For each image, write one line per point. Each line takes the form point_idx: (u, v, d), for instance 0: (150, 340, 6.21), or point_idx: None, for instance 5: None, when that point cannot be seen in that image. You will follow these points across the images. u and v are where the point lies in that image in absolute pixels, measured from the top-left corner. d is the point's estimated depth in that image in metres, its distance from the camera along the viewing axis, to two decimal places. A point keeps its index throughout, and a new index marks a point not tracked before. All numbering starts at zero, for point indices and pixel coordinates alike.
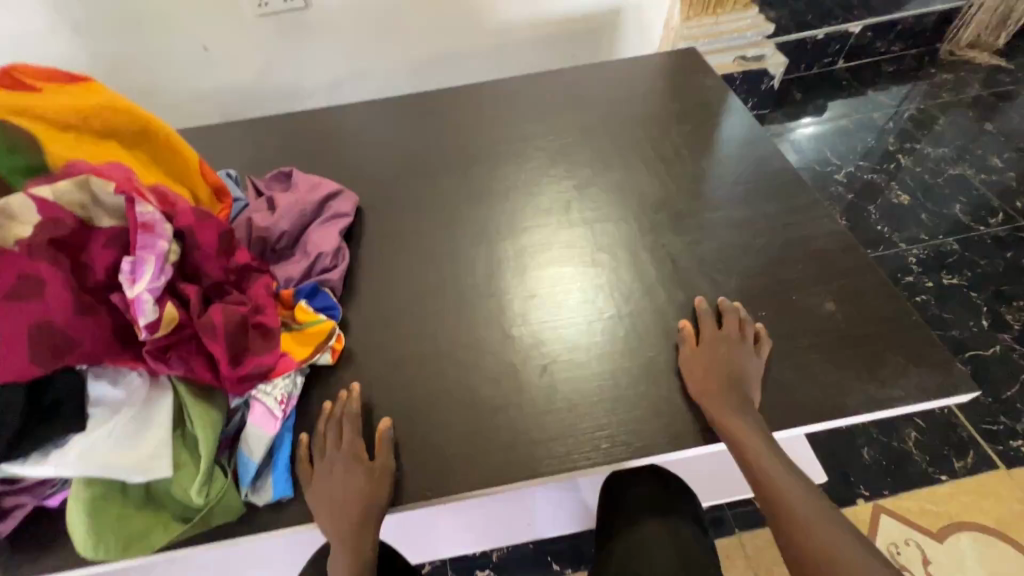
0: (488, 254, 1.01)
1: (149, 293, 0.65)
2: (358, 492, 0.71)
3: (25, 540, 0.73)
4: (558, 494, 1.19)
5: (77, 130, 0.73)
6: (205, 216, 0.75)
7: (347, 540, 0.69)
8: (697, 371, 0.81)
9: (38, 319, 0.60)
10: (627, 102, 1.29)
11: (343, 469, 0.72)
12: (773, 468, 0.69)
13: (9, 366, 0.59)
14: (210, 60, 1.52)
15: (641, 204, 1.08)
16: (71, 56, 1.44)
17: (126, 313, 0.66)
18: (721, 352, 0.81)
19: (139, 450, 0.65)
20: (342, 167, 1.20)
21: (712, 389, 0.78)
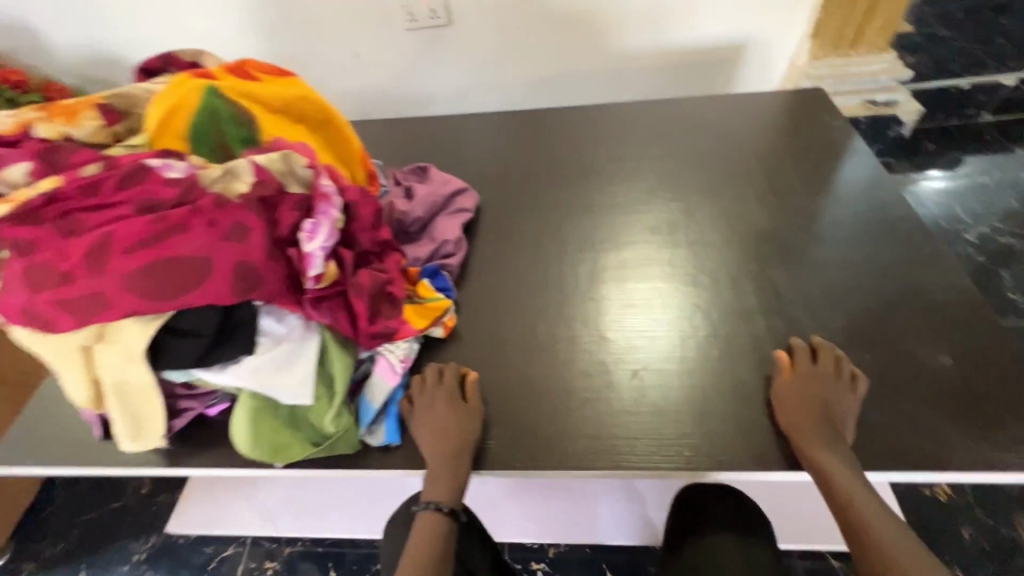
0: (591, 262, 1.08)
1: (321, 250, 0.78)
2: (456, 425, 0.82)
3: (188, 438, 0.90)
4: (623, 504, 1.23)
5: (282, 113, 0.89)
6: (366, 196, 0.89)
7: (443, 464, 0.79)
8: (791, 403, 0.80)
9: (241, 258, 0.73)
10: (743, 135, 1.32)
11: (445, 404, 0.84)
12: (868, 512, 0.67)
13: (213, 291, 0.72)
14: (361, 65, 1.74)
15: (748, 233, 1.10)
16: (254, 54, 1.71)
17: (298, 265, 0.80)
18: (814, 388, 0.80)
19: (292, 378, 0.79)
20: (465, 168, 1.33)
21: (802, 424, 0.78)
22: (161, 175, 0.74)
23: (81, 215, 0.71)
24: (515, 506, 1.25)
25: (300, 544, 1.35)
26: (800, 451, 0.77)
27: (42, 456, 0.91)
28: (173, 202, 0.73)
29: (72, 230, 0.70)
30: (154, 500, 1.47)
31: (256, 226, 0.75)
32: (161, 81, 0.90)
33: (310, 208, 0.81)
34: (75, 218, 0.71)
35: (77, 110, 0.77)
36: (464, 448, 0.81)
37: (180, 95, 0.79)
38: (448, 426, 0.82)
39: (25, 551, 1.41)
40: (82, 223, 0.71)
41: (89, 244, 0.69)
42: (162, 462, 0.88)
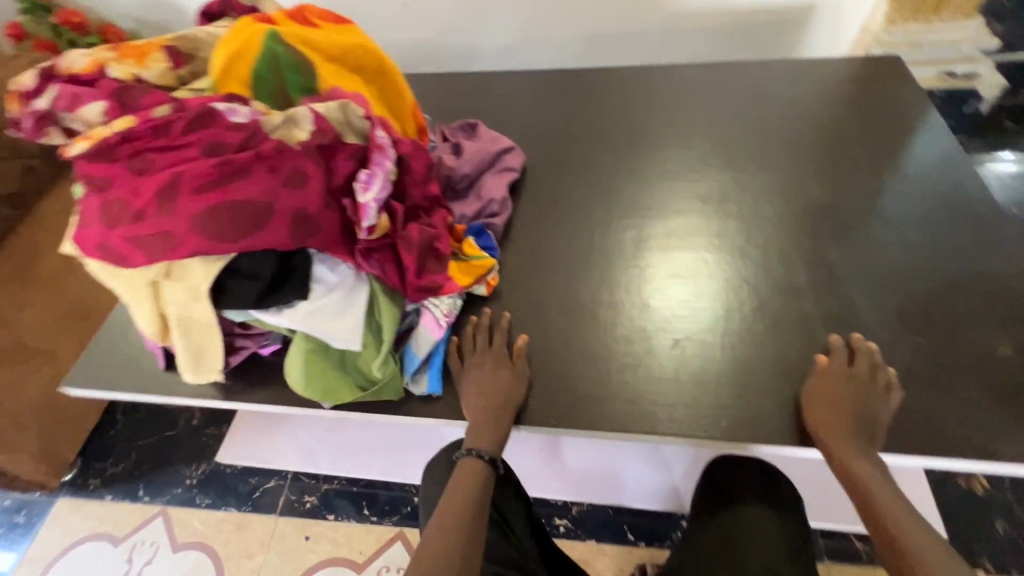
0: (637, 228, 1.06)
1: (375, 202, 0.79)
2: (503, 384, 0.85)
3: (241, 374, 0.95)
4: (648, 470, 1.26)
5: (338, 61, 0.89)
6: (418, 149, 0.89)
7: (486, 419, 0.82)
8: (822, 404, 0.78)
9: (300, 205, 0.76)
10: (806, 103, 1.25)
11: (493, 364, 0.87)
12: (907, 524, 0.64)
13: (273, 236, 0.75)
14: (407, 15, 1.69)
15: (804, 207, 1.05)
16: None
17: (352, 215, 0.81)
18: (848, 391, 0.78)
19: (343, 324, 0.82)
20: (512, 127, 1.30)
21: (834, 426, 0.76)
22: (226, 118, 0.75)
23: (153, 154, 0.74)
24: (545, 466, 1.29)
25: (337, 481, 1.43)
26: (830, 456, 0.74)
27: (110, 382, 0.99)
28: (237, 147, 0.74)
29: (146, 169, 0.74)
30: (202, 432, 1.57)
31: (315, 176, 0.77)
32: (222, 25, 0.90)
33: (364, 160, 0.82)
34: (147, 158, 0.74)
35: (147, 52, 0.80)
36: (508, 407, 0.84)
37: (242, 39, 0.80)
38: (497, 386, 0.85)
39: (90, 468, 1.54)
40: (154, 163, 0.74)
41: (160, 184, 0.72)
42: (219, 395, 0.93)
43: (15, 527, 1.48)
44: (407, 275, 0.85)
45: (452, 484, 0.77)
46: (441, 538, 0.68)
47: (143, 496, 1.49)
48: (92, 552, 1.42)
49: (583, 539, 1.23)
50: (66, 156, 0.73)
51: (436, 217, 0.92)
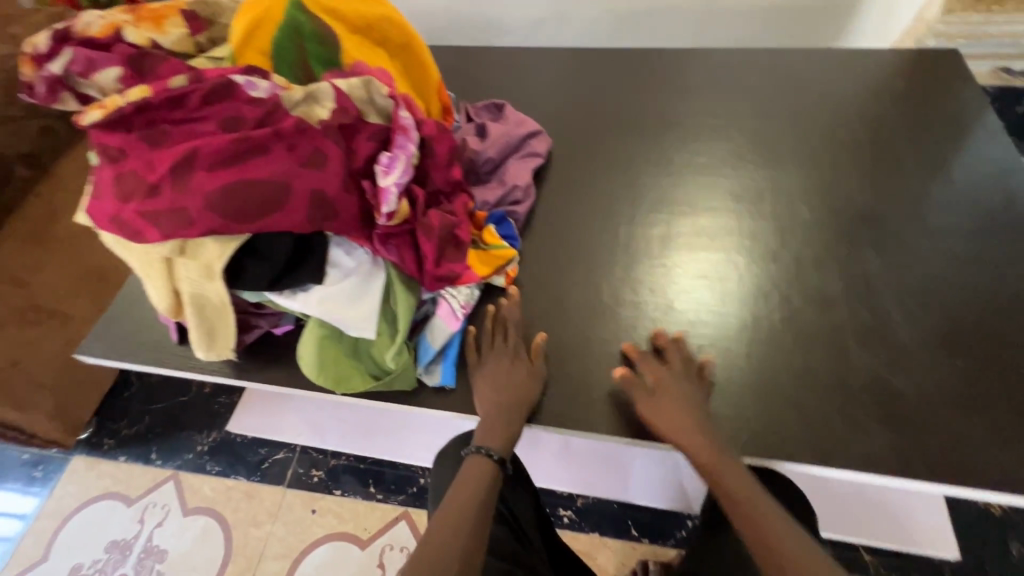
0: (665, 224, 1.02)
1: (395, 186, 0.76)
2: (518, 384, 0.83)
3: (254, 353, 0.94)
4: (658, 468, 1.25)
5: (363, 34, 0.84)
6: (442, 131, 0.85)
7: (497, 418, 0.80)
8: (665, 411, 0.77)
9: (318, 187, 0.73)
10: (854, 98, 1.17)
11: (509, 362, 0.85)
12: (779, 536, 0.64)
13: (289, 219, 0.72)
14: None
15: (844, 212, 1.00)
16: None
17: (370, 200, 0.78)
18: (681, 393, 0.78)
19: (358, 311, 0.80)
20: (539, 109, 1.25)
21: (680, 431, 0.75)
22: (245, 92, 0.72)
23: (171, 128, 0.71)
24: (553, 458, 1.29)
25: (344, 458, 1.44)
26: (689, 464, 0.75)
27: (125, 353, 0.99)
28: (255, 123, 0.71)
29: (162, 142, 0.71)
30: (214, 400, 1.59)
31: (335, 157, 0.73)
32: None
33: (386, 141, 0.78)
34: (164, 132, 0.71)
35: (164, 16, 0.76)
36: (521, 405, 0.82)
37: (263, 6, 0.76)
38: (513, 384, 0.83)
39: (105, 428, 1.57)
40: (171, 136, 0.71)
41: (176, 159, 0.70)
42: (232, 372, 0.93)
43: (34, 481, 1.53)
44: (425, 264, 0.82)
45: (459, 478, 0.75)
46: (443, 534, 0.68)
47: (156, 459, 1.52)
48: (107, 510, 1.45)
49: (586, 531, 1.23)
50: (79, 124, 0.70)
51: (457, 203, 0.89)
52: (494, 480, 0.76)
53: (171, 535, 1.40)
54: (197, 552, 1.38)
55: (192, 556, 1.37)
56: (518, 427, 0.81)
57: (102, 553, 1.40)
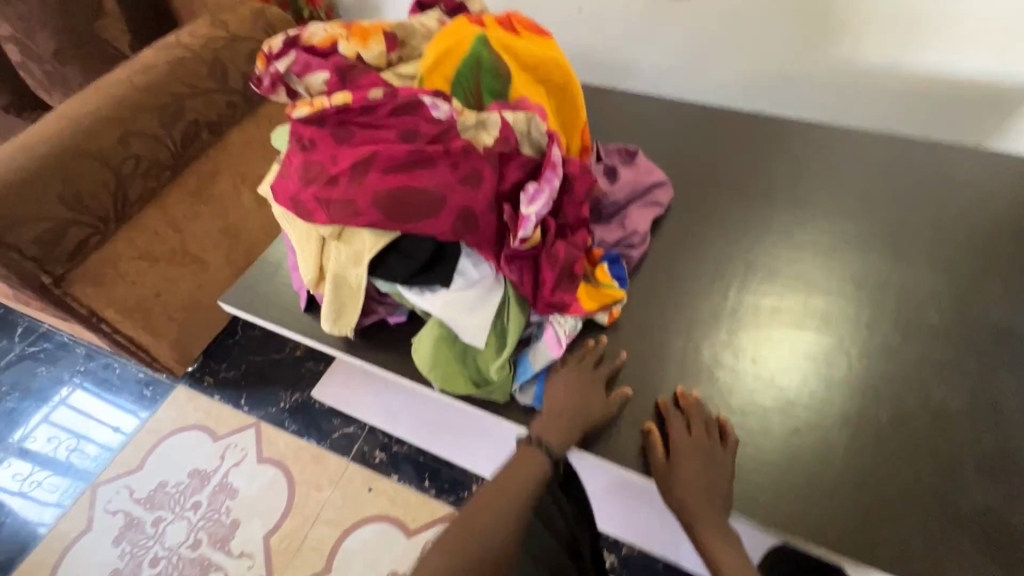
0: (778, 297, 1.01)
1: (535, 216, 0.81)
2: (589, 402, 0.86)
3: (367, 334, 1.03)
4: None
5: (531, 72, 0.93)
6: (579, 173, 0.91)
7: (558, 423, 0.83)
8: (683, 479, 0.78)
9: (466, 203, 0.80)
10: (1006, 207, 1.11)
11: (588, 385, 0.88)
12: None
13: (437, 226, 0.80)
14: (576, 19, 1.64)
15: (978, 325, 0.95)
16: None
17: (508, 223, 0.84)
18: (701, 462, 0.79)
19: (474, 320, 0.86)
20: (664, 159, 1.28)
21: (692, 502, 0.77)
22: (427, 111, 0.81)
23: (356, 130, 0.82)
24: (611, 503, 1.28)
25: (407, 447, 1.52)
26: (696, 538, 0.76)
27: (259, 309, 1.12)
28: (429, 138, 0.80)
29: (348, 139, 0.82)
30: (303, 364, 1.73)
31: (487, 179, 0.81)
32: (435, 17, 0.97)
33: (533, 173, 0.86)
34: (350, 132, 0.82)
35: (371, 34, 0.87)
36: (582, 419, 0.84)
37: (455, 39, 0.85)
38: (579, 397, 0.86)
39: (208, 367, 1.76)
40: (356, 137, 0.82)
41: (357, 157, 0.79)
42: (345, 347, 1.03)
43: (143, 398, 1.73)
44: (542, 289, 0.88)
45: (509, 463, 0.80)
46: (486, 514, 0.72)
47: (244, 405, 1.67)
48: (195, 440, 1.62)
49: None
50: (290, 115, 0.83)
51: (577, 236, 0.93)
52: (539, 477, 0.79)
53: (244, 477, 1.54)
54: (263, 498, 1.50)
55: (258, 501, 1.49)
56: (575, 439, 0.83)
57: (185, 477, 1.56)
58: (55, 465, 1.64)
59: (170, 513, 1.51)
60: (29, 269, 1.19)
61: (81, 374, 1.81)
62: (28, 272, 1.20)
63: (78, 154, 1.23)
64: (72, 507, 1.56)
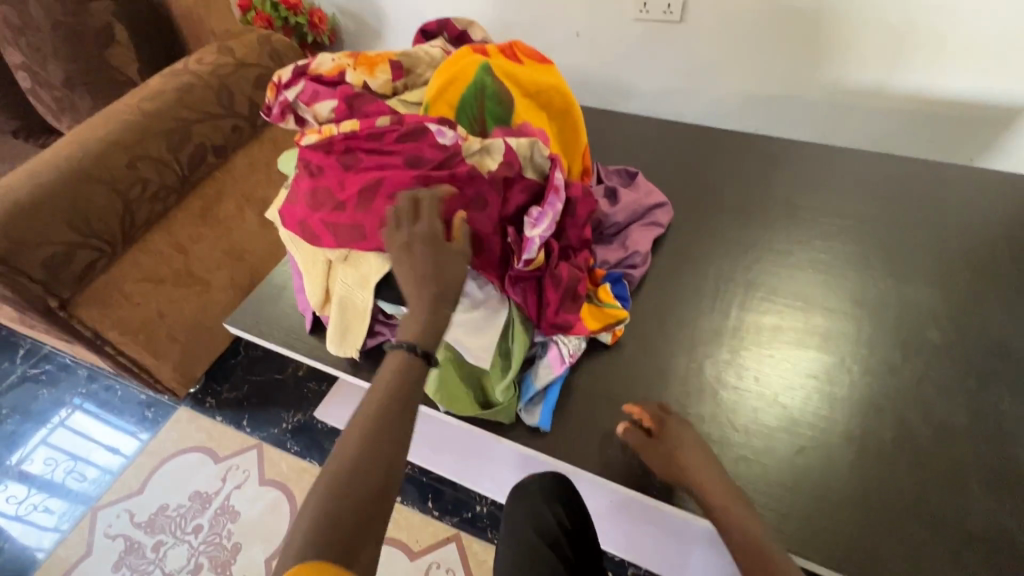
0: (780, 315, 1.02)
1: (540, 238, 0.83)
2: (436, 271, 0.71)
3: (372, 356, 1.04)
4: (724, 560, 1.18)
5: (533, 98, 0.95)
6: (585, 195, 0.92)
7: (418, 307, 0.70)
8: (684, 450, 0.80)
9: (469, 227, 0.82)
10: (1000, 225, 1.12)
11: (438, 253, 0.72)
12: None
13: None
14: (574, 44, 1.68)
15: (978, 342, 0.96)
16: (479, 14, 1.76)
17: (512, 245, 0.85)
18: (682, 434, 0.82)
19: (479, 340, 0.87)
20: (663, 180, 1.30)
21: (700, 466, 0.79)
22: (432, 138, 0.83)
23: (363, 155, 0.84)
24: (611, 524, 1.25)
25: (410, 467, 1.52)
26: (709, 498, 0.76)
27: (264, 331, 1.12)
28: (434, 164, 0.82)
29: (355, 166, 0.83)
30: (305, 384, 1.73)
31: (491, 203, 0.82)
32: (439, 46, 1.00)
33: (535, 198, 0.87)
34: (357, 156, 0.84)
35: (377, 63, 0.90)
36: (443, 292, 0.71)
37: (459, 68, 0.88)
38: (437, 265, 0.72)
39: (210, 387, 1.76)
40: (362, 163, 0.83)
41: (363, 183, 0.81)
42: (350, 369, 1.03)
43: (144, 420, 1.73)
44: (546, 311, 0.88)
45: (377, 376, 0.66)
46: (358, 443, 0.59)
47: (246, 426, 1.67)
48: (196, 462, 1.61)
49: None
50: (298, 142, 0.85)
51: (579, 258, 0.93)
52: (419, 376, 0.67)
53: (246, 500, 1.52)
54: (265, 521, 1.49)
55: (260, 524, 1.48)
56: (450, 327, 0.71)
57: (186, 500, 1.54)
58: (55, 489, 1.63)
59: (170, 538, 1.49)
60: (36, 292, 1.20)
61: (82, 396, 1.80)
62: (35, 296, 1.21)
63: (87, 179, 1.25)
64: (71, 531, 1.54)
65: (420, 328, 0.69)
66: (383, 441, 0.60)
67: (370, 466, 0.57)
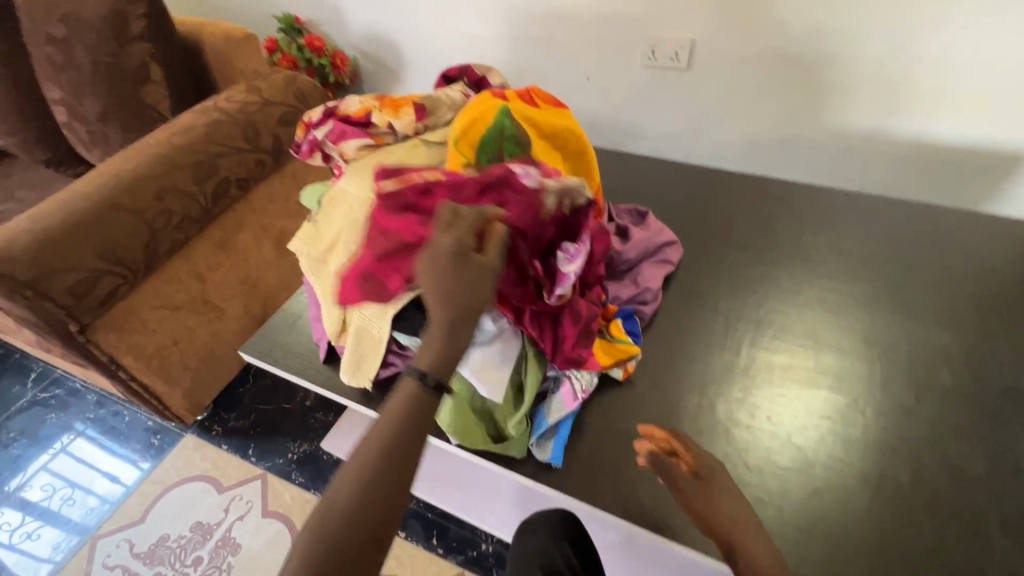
0: (790, 353, 1.02)
1: (573, 275, 0.81)
2: (461, 286, 0.66)
3: (384, 386, 1.05)
4: None
5: (549, 139, 0.99)
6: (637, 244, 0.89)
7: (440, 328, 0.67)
8: (725, 503, 0.75)
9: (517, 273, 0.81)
10: (1007, 267, 1.14)
11: (467, 266, 0.66)
12: None
13: None
14: (584, 88, 1.75)
15: (989, 384, 0.95)
16: (494, 58, 1.84)
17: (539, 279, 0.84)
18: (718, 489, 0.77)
19: (493, 374, 0.87)
20: (671, 219, 1.33)
21: (741, 527, 0.72)
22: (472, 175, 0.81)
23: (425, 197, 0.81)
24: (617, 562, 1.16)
25: (415, 502, 1.49)
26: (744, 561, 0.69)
27: (277, 359, 1.14)
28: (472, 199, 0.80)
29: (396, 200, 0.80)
30: (312, 414, 1.73)
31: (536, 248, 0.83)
32: (459, 90, 1.06)
33: (568, 235, 0.86)
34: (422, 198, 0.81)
35: (402, 105, 0.95)
36: (457, 308, 0.66)
37: (480, 111, 0.92)
38: (452, 290, 0.66)
39: (217, 415, 1.76)
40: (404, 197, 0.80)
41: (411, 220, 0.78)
42: (362, 399, 1.04)
43: (149, 447, 1.72)
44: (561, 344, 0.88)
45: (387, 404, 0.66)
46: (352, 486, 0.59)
47: (251, 456, 1.66)
48: (199, 491, 1.60)
49: None
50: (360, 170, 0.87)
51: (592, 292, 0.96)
52: (428, 410, 0.66)
53: (247, 532, 1.50)
54: (266, 555, 1.46)
55: (261, 557, 1.45)
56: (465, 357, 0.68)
57: (186, 531, 1.52)
58: (56, 516, 1.61)
59: (169, 570, 1.46)
60: (58, 316, 1.23)
61: (89, 421, 1.81)
62: (57, 320, 1.24)
63: (115, 208, 1.30)
64: (69, 561, 1.51)
65: (432, 356, 0.67)
66: (375, 491, 0.59)
67: (360, 511, 0.58)
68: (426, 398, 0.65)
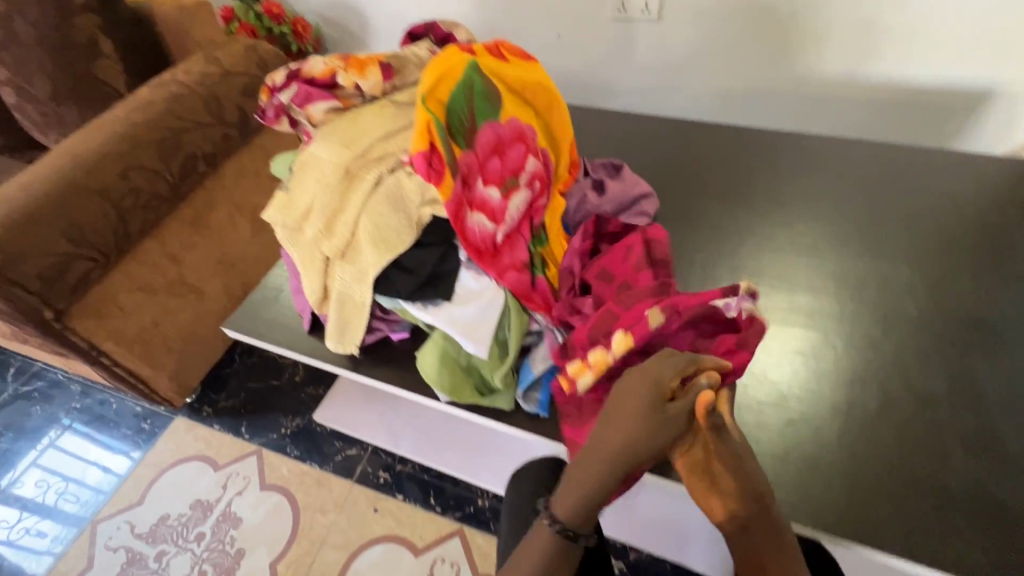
0: (764, 296, 1.06)
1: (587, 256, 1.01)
2: (621, 437, 0.67)
3: (371, 352, 1.06)
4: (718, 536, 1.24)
5: (518, 94, 0.99)
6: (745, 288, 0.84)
7: (587, 481, 0.68)
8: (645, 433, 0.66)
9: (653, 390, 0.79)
10: (971, 202, 1.17)
11: (636, 413, 0.66)
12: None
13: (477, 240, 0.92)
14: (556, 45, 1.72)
15: (951, 314, 1.00)
16: (462, 17, 1.79)
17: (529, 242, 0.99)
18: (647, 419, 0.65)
19: (477, 330, 0.90)
20: (647, 173, 1.33)
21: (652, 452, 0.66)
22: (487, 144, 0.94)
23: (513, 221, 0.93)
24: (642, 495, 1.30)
25: (410, 466, 1.53)
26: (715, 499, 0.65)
27: (261, 333, 1.13)
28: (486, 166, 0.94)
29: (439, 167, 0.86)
30: (302, 389, 1.74)
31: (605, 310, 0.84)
32: (426, 47, 1.04)
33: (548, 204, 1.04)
34: (456, 190, 0.88)
35: (367, 65, 0.93)
36: (614, 465, 0.67)
37: (447, 66, 0.90)
38: (641, 439, 0.65)
39: (207, 397, 1.76)
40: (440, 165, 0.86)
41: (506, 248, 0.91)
42: (350, 365, 1.05)
43: (140, 432, 1.72)
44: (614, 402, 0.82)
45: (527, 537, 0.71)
46: None
47: (245, 434, 1.67)
48: (195, 471, 1.61)
49: None
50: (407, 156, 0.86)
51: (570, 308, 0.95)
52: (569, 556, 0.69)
53: (247, 506, 1.53)
54: (267, 526, 1.49)
55: (262, 528, 1.48)
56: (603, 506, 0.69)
57: (186, 509, 1.54)
58: (54, 506, 1.62)
59: (172, 547, 1.49)
60: (32, 304, 1.21)
61: (75, 411, 1.79)
62: (30, 307, 1.21)
63: (79, 190, 1.26)
64: (71, 546, 1.53)
65: (579, 515, 0.69)
66: None
67: None
68: (566, 551, 0.68)
